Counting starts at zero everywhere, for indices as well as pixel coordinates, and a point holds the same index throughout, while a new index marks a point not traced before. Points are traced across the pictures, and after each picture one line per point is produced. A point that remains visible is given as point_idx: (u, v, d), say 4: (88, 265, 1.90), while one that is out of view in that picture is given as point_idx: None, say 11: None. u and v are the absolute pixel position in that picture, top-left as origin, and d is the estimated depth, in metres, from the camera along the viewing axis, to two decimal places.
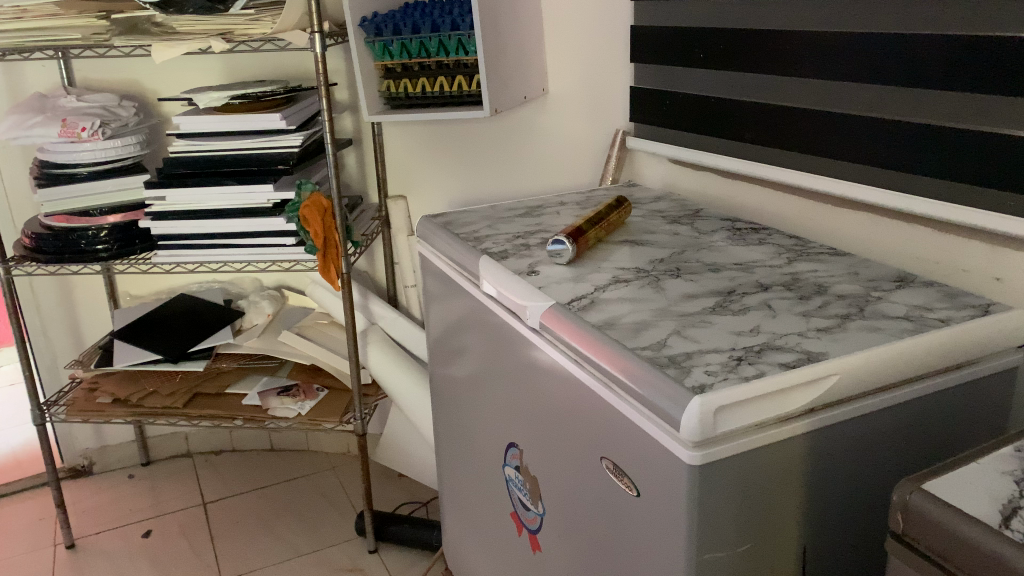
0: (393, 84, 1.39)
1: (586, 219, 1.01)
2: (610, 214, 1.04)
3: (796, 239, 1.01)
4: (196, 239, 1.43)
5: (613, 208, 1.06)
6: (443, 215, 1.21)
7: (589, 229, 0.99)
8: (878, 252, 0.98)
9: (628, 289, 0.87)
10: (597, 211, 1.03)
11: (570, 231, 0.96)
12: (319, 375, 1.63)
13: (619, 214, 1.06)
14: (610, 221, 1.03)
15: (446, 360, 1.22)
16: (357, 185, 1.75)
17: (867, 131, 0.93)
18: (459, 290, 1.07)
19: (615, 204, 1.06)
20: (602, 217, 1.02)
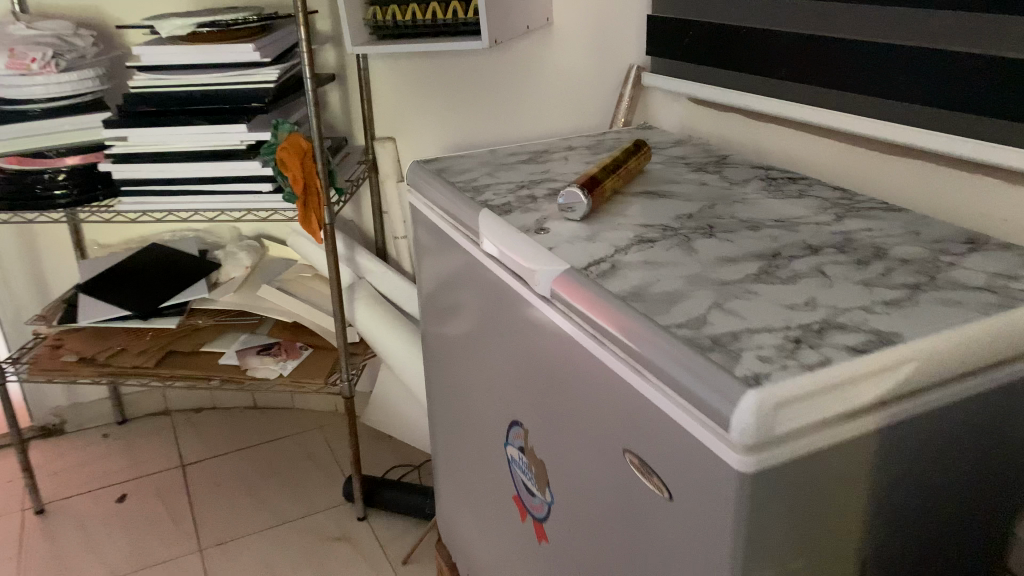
0: (380, 11, 1.24)
1: (600, 167, 0.88)
2: (627, 160, 0.91)
3: (841, 191, 0.88)
4: (163, 184, 1.30)
5: (630, 154, 0.93)
6: (436, 160, 1.07)
7: (604, 178, 0.86)
8: (934, 208, 0.86)
9: (654, 251, 0.74)
10: (611, 158, 0.90)
11: (583, 181, 0.84)
12: (302, 333, 1.51)
13: (637, 160, 0.93)
14: (627, 169, 0.90)
15: (440, 323, 1.10)
16: (341, 126, 1.60)
17: (932, 66, 0.80)
18: (455, 247, 0.95)
19: (633, 149, 0.93)
20: (618, 164, 0.89)
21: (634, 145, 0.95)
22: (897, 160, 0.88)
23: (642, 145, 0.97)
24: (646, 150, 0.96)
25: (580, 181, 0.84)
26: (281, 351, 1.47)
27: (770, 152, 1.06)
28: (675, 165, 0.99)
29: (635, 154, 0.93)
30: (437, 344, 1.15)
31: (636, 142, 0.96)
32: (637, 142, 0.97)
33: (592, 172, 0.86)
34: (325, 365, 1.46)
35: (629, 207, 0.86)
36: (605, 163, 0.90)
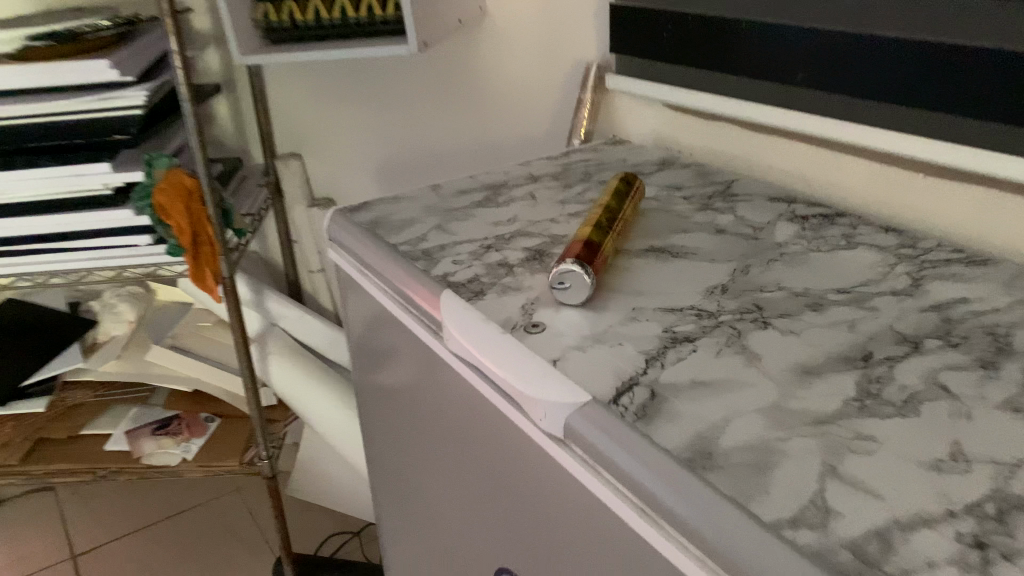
0: (272, 9, 0.98)
1: (589, 224, 0.66)
2: (618, 208, 0.70)
3: (897, 233, 0.69)
4: (5, 243, 1.01)
5: (619, 198, 0.71)
6: (364, 207, 0.83)
7: (600, 240, 0.64)
8: (1012, 250, 0.68)
9: (701, 360, 0.53)
10: (598, 208, 0.69)
11: (576, 250, 0.62)
12: (207, 401, 1.25)
13: (628, 204, 0.72)
14: (621, 219, 0.69)
15: (385, 410, 0.87)
16: (233, 144, 1.33)
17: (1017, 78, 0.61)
18: (404, 333, 0.72)
19: (617, 191, 0.72)
20: (609, 215, 0.68)
21: (618, 182, 0.74)
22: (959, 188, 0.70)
23: (632, 179, 0.76)
24: (636, 186, 0.75)
25: (572, 249, 0.62)
26: (182, 429, 1.20)
27: (774, 171, 0.86)
28: (674, 200, 0.79)
29: (627, 198, 0.72)
30: (380, 431, 0.92)
31: (619, 177, 0.75)
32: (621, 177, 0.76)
33: (582, 233, 0.65)
34: (240, 441, 1.20)
35: (638, 278, 0.64)
36: (591, 216, 0.68)
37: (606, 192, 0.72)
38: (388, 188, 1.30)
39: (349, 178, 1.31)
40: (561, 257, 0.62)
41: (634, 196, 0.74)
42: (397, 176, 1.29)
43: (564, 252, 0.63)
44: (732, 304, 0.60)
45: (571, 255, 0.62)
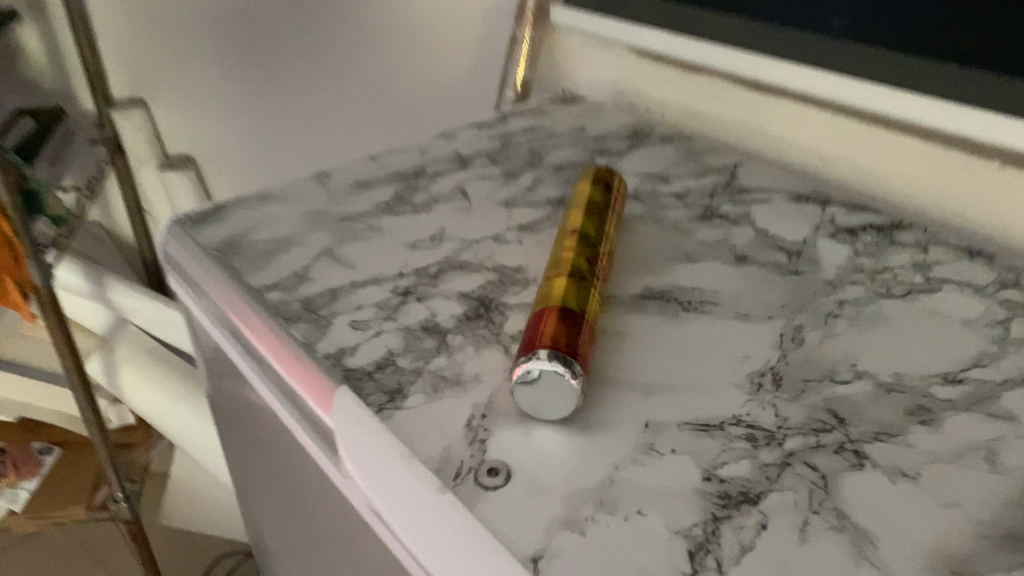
0: None
1: (562, 272, 0.42)
2: (598, 233, 0.46)
3: (986, 262, 0.49)
4: None
5: (598, 214, 0.48)
6: (217, 212, 0.57)
7: (583, 303, 0.41)
8: None
9: (778, 547, 0.32)
10: (570, 238, 0.45)
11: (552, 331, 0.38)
12: (42, 432, 1.00)
13: (611, 221, 0.48)
14: (605, 252, 0.46)
15: (254, 494, 0.63)
16: (53, 85, 1.01)
17: None
18: (280, 431, 0.48)
19: (594, 201, 0.49)
20: (588, 251, 0.45)
21: (590, 184, 0.50)
22: None
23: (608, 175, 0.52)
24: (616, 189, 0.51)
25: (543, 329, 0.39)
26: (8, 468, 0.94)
27: (785, 151, 0.63)
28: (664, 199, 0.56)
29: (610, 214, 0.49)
30: (248, 514, 0.68)
31: (589, 175, 0.51)
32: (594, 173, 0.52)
33: (554, 291, 0.41)
34: (86, 478, 0.94)
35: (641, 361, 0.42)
36: (560, 253, 0.44)
37: (576, 204, 0.49)
38: (271, 149, 1.01)
39: (216, 133, 1.01)
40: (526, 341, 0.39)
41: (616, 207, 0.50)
42: (279, 136, 0.99)
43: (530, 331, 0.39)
44: (794, 413, 0.39)
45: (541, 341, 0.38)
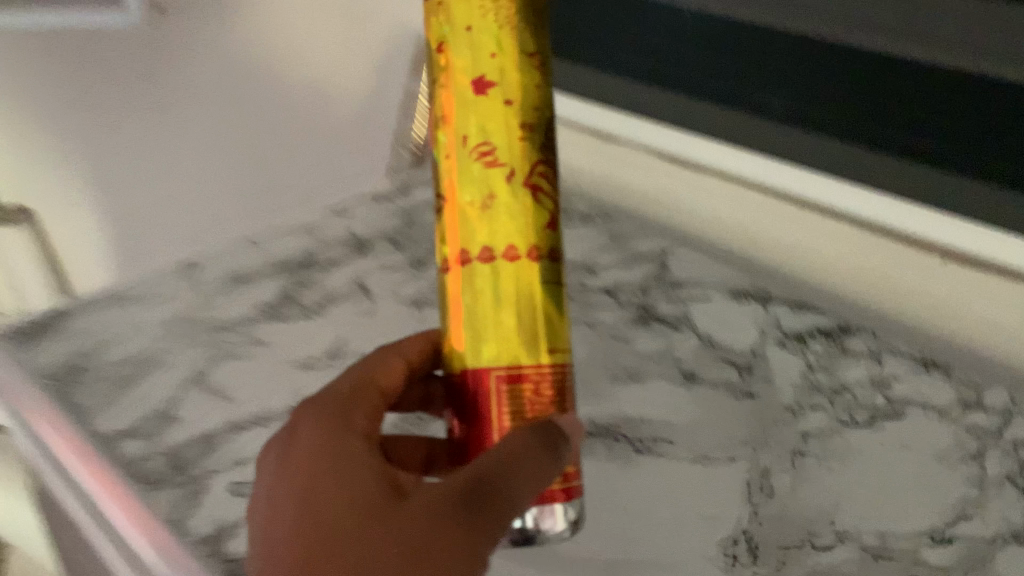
0: None
1: (463, 244, 0.26)
2: (497, 81, 0.26)
3: (940, 375, 0.45)
4: None
5: (481, 42, 0.25)
6: (60, 322, 0.47)
7: (514, 302, 0.26)
8: None
9: None
10: (451, 142, 0.26)
11: (480, 437, 0.27)
12: None
13: (522, 13, 0.26)
14: (525, 106, 0.26)
15: None
16: None
17: None
18: None
19: (485, 11, 0.25)
20: (487, 139, 0.26)
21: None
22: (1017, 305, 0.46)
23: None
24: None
25: (468, 419, 0.27)
26: None
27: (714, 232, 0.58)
28: (595, 300, 0.50)
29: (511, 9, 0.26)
30: None
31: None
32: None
33: (460, 303, 0.27)
34: None
35: (599, 533, 0.36)
36: (453, 187, 0.26)
37: (439, 40, 0.26)
38: None
39: None
40: (458, 433, 0.28)
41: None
42: None
43: (453, 409, 0.28)
44: None
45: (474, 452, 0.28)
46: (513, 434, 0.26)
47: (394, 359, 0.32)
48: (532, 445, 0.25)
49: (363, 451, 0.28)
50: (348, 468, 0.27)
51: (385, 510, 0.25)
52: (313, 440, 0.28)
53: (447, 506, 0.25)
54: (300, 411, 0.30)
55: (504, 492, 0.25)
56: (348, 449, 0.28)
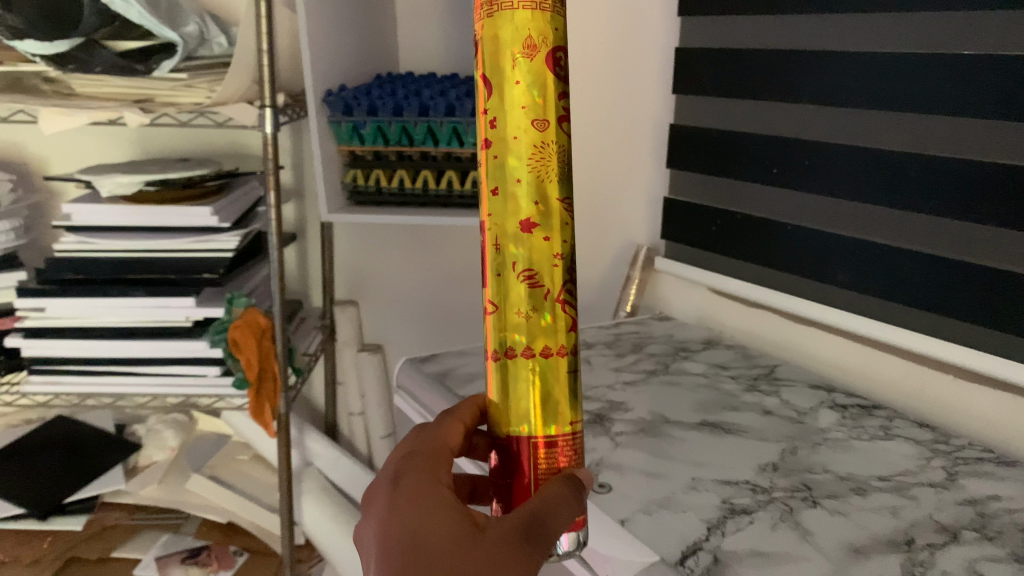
0: (361, 175, 1.10)
1: (518, 342, 0.48)
2: (542, 231, 0.47)
3: (926, 427, 0.76)
4: (99, 364, 1.07)
5: (526, 197, 0.47)
6: (433, 358, 0.93)
7: (549, 388, 0.48)
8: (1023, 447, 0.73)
9: (758, 532, 0.58)
10: (507, 264, 0.47)
11: (525, 476, 0.48)
12: (235, 534, 1.28)
13: (554, 186, 0.47)
14: (556, 250, 0.47)
15: None
16: (296, 287, 1.36)
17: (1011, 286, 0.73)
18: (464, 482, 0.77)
19: (530, 185, 0.46)
20: (532, 270, 0.47)
21: (501, 114, 0.46)
22: (976, 389, 0.77)
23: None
24: (545, 47, 0.45)
25: (519, 450, 0.48)
26: (211, 560, 1.23)
27: (808, 360, 0.94)
28: (720, 377, 0.86)
29: (544, 182, 0.47)
30: None
31: (517, 87, 0.45)
32: (524, 77, 0.45)
33: (513, 379, 0.48)
34: None
35: (694, 450, 0.70)
36: (508, 295, 0.48)
37: (497, 187, 0.47)
38: (415, 341, 1.38)
39: (398, 325, 1.38)
40: (504, 472, 0.49)
41: (553, 123, 0.46)
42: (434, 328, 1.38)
43: (505, 446, 0.49)
44: (780, 481, 0.65)
45: (520, 491, 0.49)
46: (552, 487, 0.46)
47: (455, 428, 0.54)
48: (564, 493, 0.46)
49: (446, 497, 0.48)
50: (442, 508, 0.47)
51: (469, 533, 0.46)
52: (417, 488, 0.49)
53: (508, 529, 0.45)
54: (404, 476, 0.50)
55: (550, 531, 0.45)
56: (439, 497, 0.48)
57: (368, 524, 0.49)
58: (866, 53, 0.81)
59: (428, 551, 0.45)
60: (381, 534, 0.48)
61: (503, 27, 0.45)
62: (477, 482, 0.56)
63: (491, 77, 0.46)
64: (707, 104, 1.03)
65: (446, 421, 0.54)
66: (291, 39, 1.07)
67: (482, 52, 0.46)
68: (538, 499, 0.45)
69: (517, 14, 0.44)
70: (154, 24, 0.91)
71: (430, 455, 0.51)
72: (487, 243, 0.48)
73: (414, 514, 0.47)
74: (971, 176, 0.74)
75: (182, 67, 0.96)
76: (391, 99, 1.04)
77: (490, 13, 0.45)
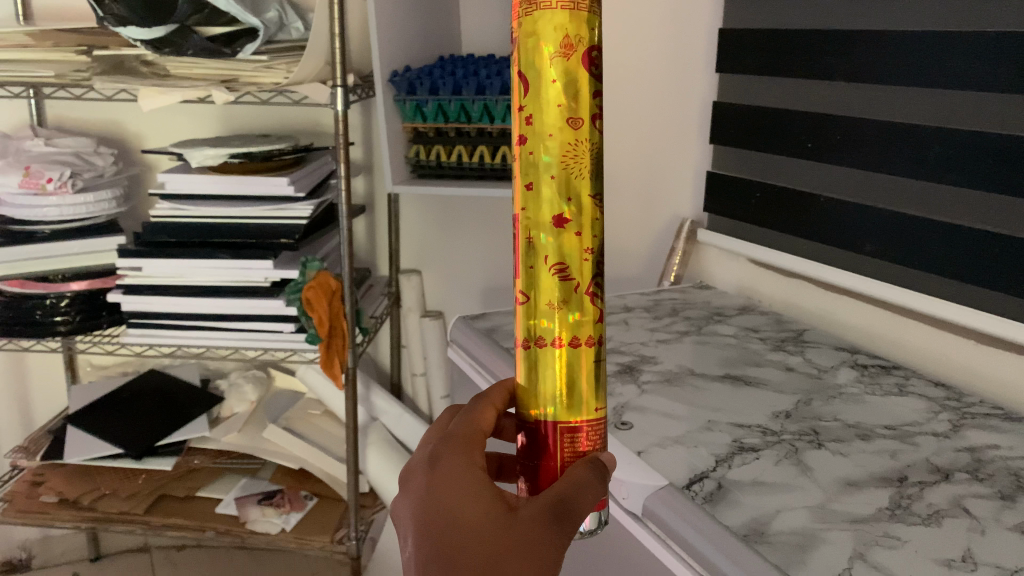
0: (423, 150, 1.19)
1: (546, 331, 0.47)
2: (572, 227, 0.46)
3: (941, 389, 0.81)
4: (186, 318, 1.19)
5: (558, 192, 0.46)
6: (484, 317, 1.02)
7: (576, 379, 0.47)
8: None
9: (762, 465, 0.65)
10: (539, 255, 0.47)
11: (553, 458, 0.48)
12: (307, 480, 1.39)
13: (585, 183, 0.46)
14: (586, 245, 0.47)
15: None
16: (365, 256, 1.47)
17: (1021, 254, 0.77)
18: None
19: (562, 182, 0.46)
20: (562, 263, 0.46)
21: (537, 110, 0.45)
22: (996, 353, 0.81)
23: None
24: (582, 47, 0.44)
25: (544, 435, 0.48)
26: (284, 502, 1.34)
27: (841, 327, 0.99)
28: (749, 340, 0.92)
29: (577, 179, 0.46)
30: None
31: (552, 85, 0.44)
32: (559, 75, 0.44)
33: (541, 367, 0.48)
34: (332, 519, 1.33)
35: (715, 395, 0.77)
36: (539, 286, 0.47)
37: (531, 181, 0.46)
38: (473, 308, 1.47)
39: (458, 294, 1.47)
40: (529, 455, 0.49)
41: (588, 120, 0.45)
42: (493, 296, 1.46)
43: (531, 429, 0.49)
44: (790, 425, 0.71)
45: (546, 472, 0.48)
46: (578, 469, 0.46)
47: (487, 412, 0.53)
48: (592, 472, 0.46)
49: (481, 478, 0.48)
50: (477, 488, 0.48)
51: (502, 512, 0.46)
52: (453, 469, 0.49)
53: (543, 516, 0.45)
54: (441, 459, 0.50)
55: (578, 512, 0.45)
56: (474, 479, 0.48)
57: (404, 502, 0.50)
58: (893, 32, 0.86)
59: (466, 539, 0.45)
60: (418, 512, 0.48)
61: (542, 26, 0.44)
62: (503, 460, 0.57)
63: (525, 73, 0.45)
64: (749, 82, 1.09)
65: (478, 404, 0.53)
66: (361, 24, 1.17)
67: (519, 48, 0.45)
68: (566, 483, 0.45)
69: (554, 13, 0.43)
70: (238, 12, 1.01)
71: (465, 437, 0.51)
72: (520, 234, 0.47)
73: (452, 500, 0.47)
74: (992, 150, 0.77)
75: (263, 51, 1.06)
76: (451, 79, 1.12)
77: (528, 12, 0.44)
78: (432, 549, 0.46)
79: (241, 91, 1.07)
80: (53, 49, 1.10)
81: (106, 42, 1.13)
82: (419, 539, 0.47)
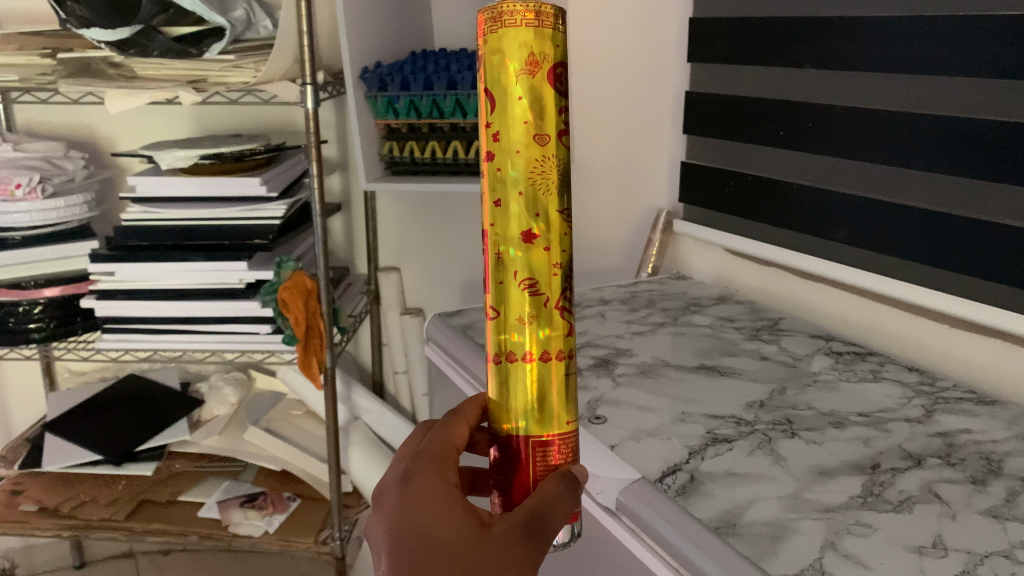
0: (397, 146, 1.18)
1: (517, 346, 0.47)
2: (542, 243, 0.46)
3: (916, 374, 0.81)
4: (161, 322, 1.17)
5: (526, 208, 0.45)
6: (460, 314, 1.02)
7: (547, 392, 0.47)
8: (1008, 389, 0.78)
9: (736, 457, 0.65)
10: (509, 272, 0.46)
11: (525, 472, 0.47)
12: (289, 482, 1.38)
13: (553, 200, 0.45)
14: (555, 259, 0.46)
15: None
16: (343, 254, 1.46)
17: (994, 239, 0.77)
18: None
19: (530, 198, 0.45)
20: (531, 278, 0.46)
21: (503, 126, 0.44)
22: (969, 337, 0.81)
23: (550, 15, 0.43)
24: (546, 64, 0.44)
25: (516, 448, 0.48)
26: (267, 504, 1.34)
27: (818, 313, 0.99)
28: (724, 330, 0.92)
29: (545, 196, 0.45)
30: None
31: (519, 102, 0.44)
32: (526, 92, 0.44)
33: (512, 382, 0.47)
34: (316, 520, 1.32)
35: (689, 387, 0.77)
36: (509, 303, 0.46)
37: (499, 198, 0.45)
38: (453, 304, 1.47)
39: (438, 290, 1.46)
40: (500, 468, 0.49)
41: (554, 137, 0.45)
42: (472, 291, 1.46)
43: (503, 443, 0.48)
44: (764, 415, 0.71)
45: (519, 486, 0.48)
46: (549, 486, 0.46)
47: (460, 428, 0.53)
48: (565, 486, 0.46)
49: (455, 494, 0.48)
50: (450, 503, 0.47)
51: (475, 525, 0.46)
52: (427, 483, 0.48)
53: (518, 529, 0.45)
54: (415, 473, 0.49)
55: (551, 525, 0.45)
56: (447, 496, 0.48)
57: (375, 516, 0.49)
58: (862, 19, 0.86)
59: (440, 548, 0.45)
60: (391, 525, 0.47)
61: (506, 44, 0.43)
62: (476, 474, 0.56)
63: (490, 89, 0.44)
64: (722, 70, 1.08)
65: (451, 420, 0.53)
66: (330, 22, 1.16)
67: (484, 64, 0.44)
68: (538, 496, 0.46)
69: (518, 30, 0.43)
70: (203, 11, 0.99)
71: (438, 452, 0.51)
72: (489, 250, 0.46)
73: (427, 511, 0.47)
74: (961, 135, 0.77)
75: (230, 49, 1.04)
76: (422, 74, 1.11)
77: (493, 29, 0.43)
78: (405, 561, 0.45)
79: (209, 91, 1.06)
80: (16, 52, 1.08)
81: (71, 45, 1.11)
82: (390, 549, 0.46)
